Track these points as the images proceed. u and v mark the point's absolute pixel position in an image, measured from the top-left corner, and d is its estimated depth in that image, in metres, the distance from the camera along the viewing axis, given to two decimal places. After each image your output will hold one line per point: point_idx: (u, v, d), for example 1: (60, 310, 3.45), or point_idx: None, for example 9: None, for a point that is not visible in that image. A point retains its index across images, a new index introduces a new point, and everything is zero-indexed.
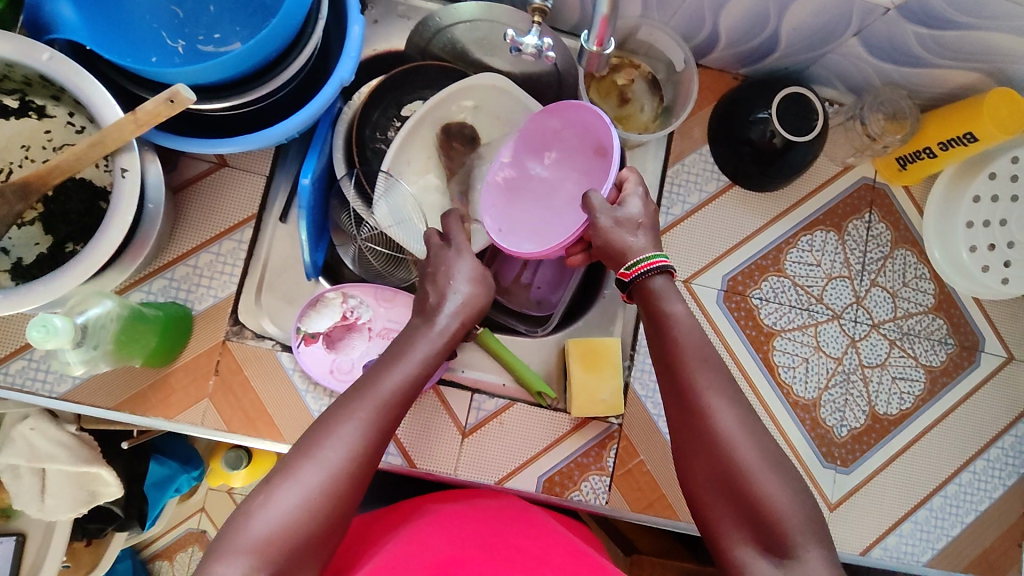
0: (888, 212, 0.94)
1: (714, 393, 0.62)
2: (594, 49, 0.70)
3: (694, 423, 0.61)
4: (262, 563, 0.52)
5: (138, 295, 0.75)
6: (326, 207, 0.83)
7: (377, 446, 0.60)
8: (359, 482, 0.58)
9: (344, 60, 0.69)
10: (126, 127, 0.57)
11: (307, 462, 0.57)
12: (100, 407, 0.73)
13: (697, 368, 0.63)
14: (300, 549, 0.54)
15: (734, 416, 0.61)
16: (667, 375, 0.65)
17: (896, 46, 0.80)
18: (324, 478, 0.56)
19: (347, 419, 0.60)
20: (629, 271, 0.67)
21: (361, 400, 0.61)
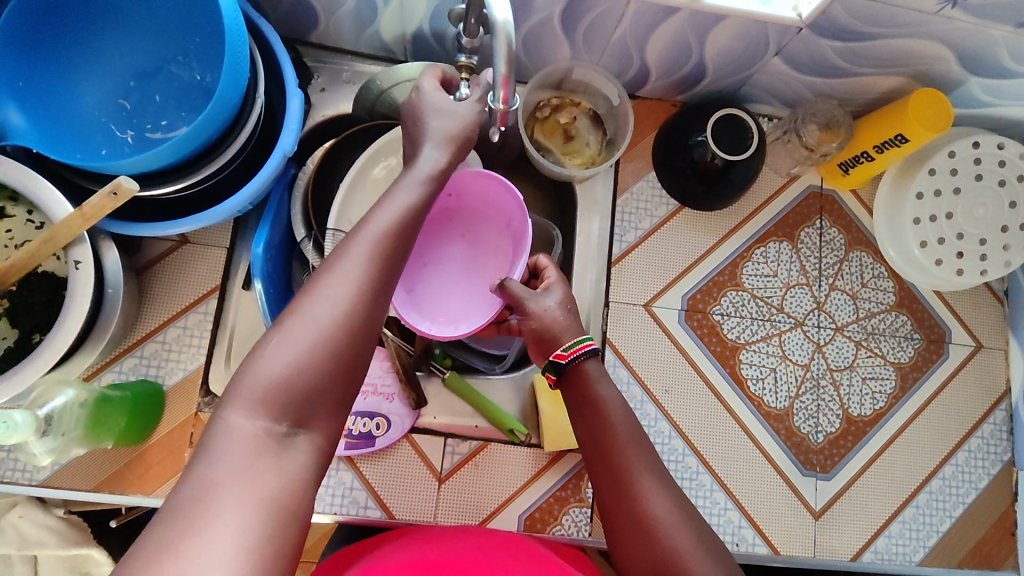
0: (838, 217, 0.97)
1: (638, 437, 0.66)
2: (500, 108, 0.61)
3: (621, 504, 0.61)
4: (279, 416, 0.49)
5: (109, 376, 0.77)
6: (288, 270, 0.86)
7: (384, 289, 0.57)
8: (371, 314, 0.55)
9: (285, 132, 0.73)
10: (75, 223, 0.60)
11: (311, 295, 0.54)
12: (81, 489, 0.75)
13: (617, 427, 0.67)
14: (313, 384, 0.51)
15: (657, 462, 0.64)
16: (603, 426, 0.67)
17: (818, 61, 0.83)
18: (332, 318, 0.53)
19: (351, 254, 0.56)
20: (566, 352, 0.70)
21: (359, 235, 0.57)
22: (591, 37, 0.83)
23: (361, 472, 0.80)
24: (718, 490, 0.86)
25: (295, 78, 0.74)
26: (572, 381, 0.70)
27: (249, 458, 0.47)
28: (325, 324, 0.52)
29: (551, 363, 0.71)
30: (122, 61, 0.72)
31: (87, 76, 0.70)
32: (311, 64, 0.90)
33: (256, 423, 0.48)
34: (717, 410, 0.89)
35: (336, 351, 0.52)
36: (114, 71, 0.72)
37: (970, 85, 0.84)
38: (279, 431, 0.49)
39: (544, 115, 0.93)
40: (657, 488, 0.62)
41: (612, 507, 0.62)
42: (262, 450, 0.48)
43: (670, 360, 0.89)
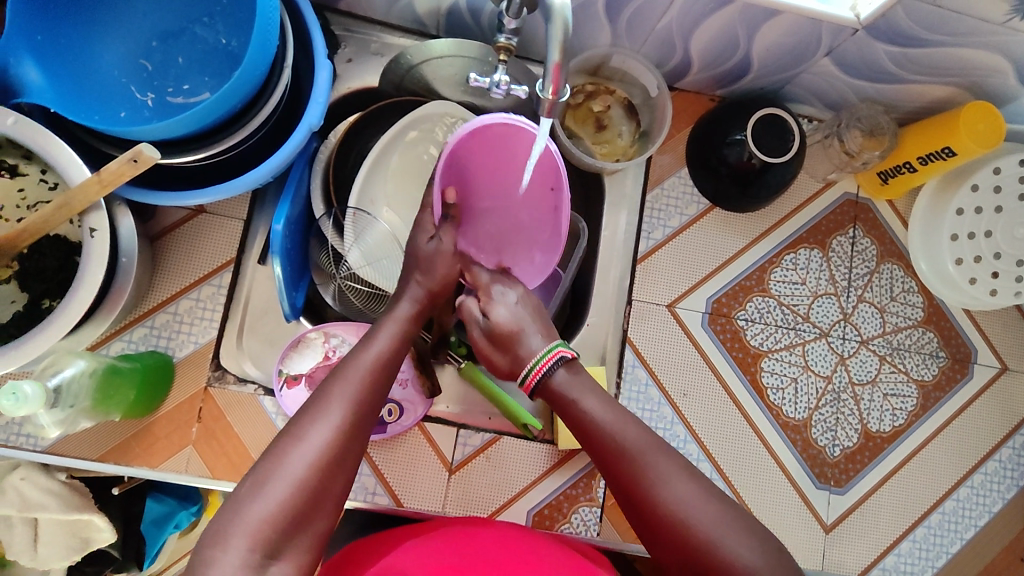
0: (872, 226, 0.94)
1: (651, 451, 0.62)
2: (549, 97, 0.58)
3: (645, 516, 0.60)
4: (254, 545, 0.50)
5: (118, 345, 0.75)
6: (305, 248, 0.83)
7: (345, 451, 0.57)
8: (348, 447, 0.57)
9: (312, 106, 0.70)
10: (92, 188, 0.58)
11: (293, 438, 0.56)
12: (84, 458, 0.74)
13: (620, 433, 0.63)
14: (298, 515, 0.53)
15: (679, 469, 0.61)
16: (605, 448, 0.63)
17: (869, 64, 0.79)
18: (319, 491, 0.54)
19: (331, 401, 0.58)
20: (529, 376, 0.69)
21: (333, 392, 0.59)
22: (634, 24, 0.79)
23: (371, 458, 0.79)
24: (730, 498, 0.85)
25: (324, 49, 0.70)
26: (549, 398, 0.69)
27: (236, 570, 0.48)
28: (305, 467, 0.54)
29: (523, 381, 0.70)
30: (145, 21, 0.69)
31: (108, 33, 0.67)
32: (338, 33, 0.86)
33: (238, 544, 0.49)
34: (734, 418, 0.87)
35: (317, 487, 0.54)
36: (136, 30, 0.68)
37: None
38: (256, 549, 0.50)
39: (577, 101, 0.89)
40: (673, 480, 0.60)
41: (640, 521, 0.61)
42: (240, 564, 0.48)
43: (690, 363, 0.87)
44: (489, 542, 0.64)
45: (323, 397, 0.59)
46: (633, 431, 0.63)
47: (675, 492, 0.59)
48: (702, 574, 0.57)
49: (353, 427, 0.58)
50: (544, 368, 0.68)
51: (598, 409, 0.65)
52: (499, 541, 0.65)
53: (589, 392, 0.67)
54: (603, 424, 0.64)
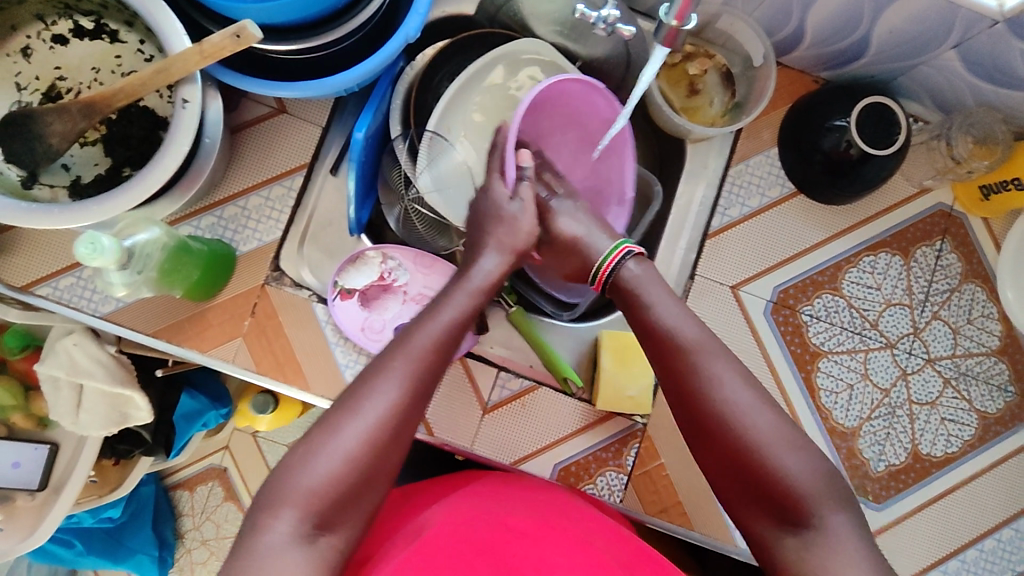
0: (962, 243, 0.88)
1: (711, 355, 0.62)
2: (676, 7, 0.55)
3: (696, 414, 0.61)
4: None
5: (186, 229, 0.76)
6: (377, 164, 0.81)
7: (418, 393, 0.58)
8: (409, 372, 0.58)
9: (411, 17, 0.68)
10: (191, 58, 0.58)
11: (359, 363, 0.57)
12: (140, 331, 0.75)
13: (685, 332, 0.63)
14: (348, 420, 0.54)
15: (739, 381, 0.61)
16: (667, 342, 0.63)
17: (998, 64, 0.73)
18: (377, 410, 0.56)
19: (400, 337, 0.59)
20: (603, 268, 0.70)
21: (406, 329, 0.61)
22: None
23: None
24: None
25: None
26: (618, 292, 0.69)
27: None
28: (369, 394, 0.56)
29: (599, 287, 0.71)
30: None
31: None
32: None
33: None
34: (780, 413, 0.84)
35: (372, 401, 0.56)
36: None
37: None
38: None
39: (673, 61, 0.86)
40: (729, 381, 0.60)
41: (687, 418, 0.62)
42: None
43: (744, 349, 0.84)
44: (517, 501, 0.65)
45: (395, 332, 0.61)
46: (696, 330, 0.63)
47: (733, 393, 0.60)
48: (749, 475, 0.58)
49: (410, 351, 0.59)
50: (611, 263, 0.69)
51: (663, 303, 0.65)
52: (531, 501, 0.66)
53: (656, 284, 0.67)
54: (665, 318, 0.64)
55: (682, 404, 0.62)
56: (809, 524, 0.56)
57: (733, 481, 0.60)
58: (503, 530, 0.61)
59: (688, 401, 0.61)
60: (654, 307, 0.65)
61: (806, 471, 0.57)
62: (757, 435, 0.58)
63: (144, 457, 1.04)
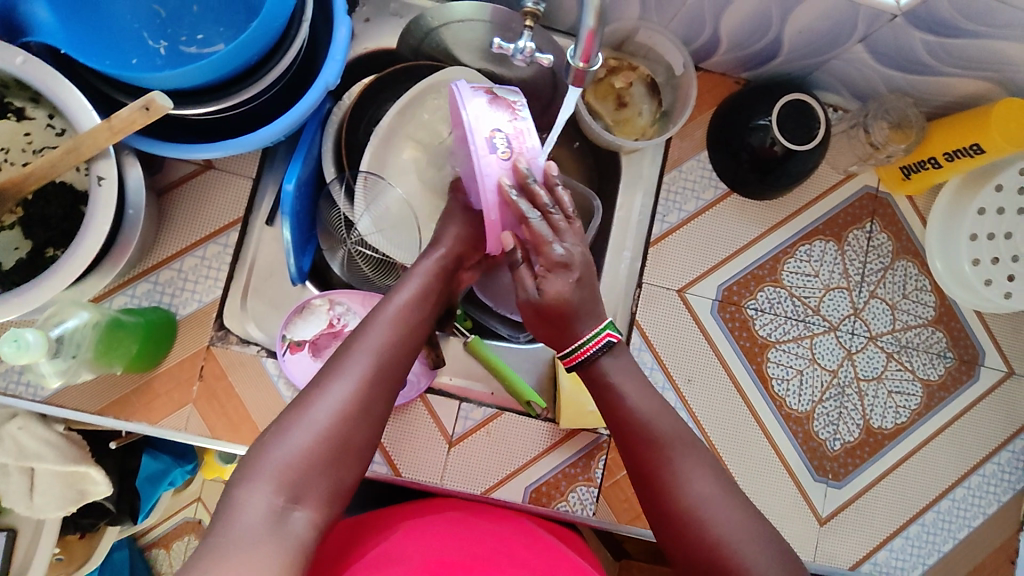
0: (890, 222, 0.92)
1: (686, 461, 0.63)
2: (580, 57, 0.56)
3: (666, 508, 0.62)
4: (282, 487, 0.52)
5: (121, 299, 0.74)
6: (313, 209, 0.79)
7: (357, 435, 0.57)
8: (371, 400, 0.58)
9: (329, 63, 0.67)
10: (100, 135, 0.55)
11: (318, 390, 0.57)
12: (85, 409, 0.73)
13: (665, 441, 0.64)
14: (318, 468, 0.54)
15: (709, 484, 0.62)
16: (640, 437, 0.65)
17: (903, 53, 0.76)
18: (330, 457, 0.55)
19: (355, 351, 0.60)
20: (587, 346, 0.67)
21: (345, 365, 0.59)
22: None
23: None
24: None
25: (344, 3, 0.68)
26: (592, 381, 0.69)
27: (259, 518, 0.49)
28: (331, 409, 0.56)
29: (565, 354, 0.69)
30: None
31: None
32: None
33: (263, 493, 0.51)
34: (737, 408, 0.86)
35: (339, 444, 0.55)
36: None
37: None
38: (282, 496, 0.51)
39: (599, 76, 0.87)
40: (702, 479, 0.62)
41: (658, 513, 0.63)
42: (267, 516, 0.50)
43: (697, 350, 0.87)
44: (484, 532, 0.66)
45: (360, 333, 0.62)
46: (668, 425, 0.66)
47: (699, 487, 0.62)
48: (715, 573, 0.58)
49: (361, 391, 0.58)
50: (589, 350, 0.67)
51: (638, 403, 0.67)
52: (496, 535, 0.67)
53: (629, 378, 0.68)
54: (639, 418, 0.66)
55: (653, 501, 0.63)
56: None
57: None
58: (462, 554, 0.62)
59: (658, 491, 0.63)
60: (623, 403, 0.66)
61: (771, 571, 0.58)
62: (722, 527, 0.59)
63: (110, 527, 1.01)
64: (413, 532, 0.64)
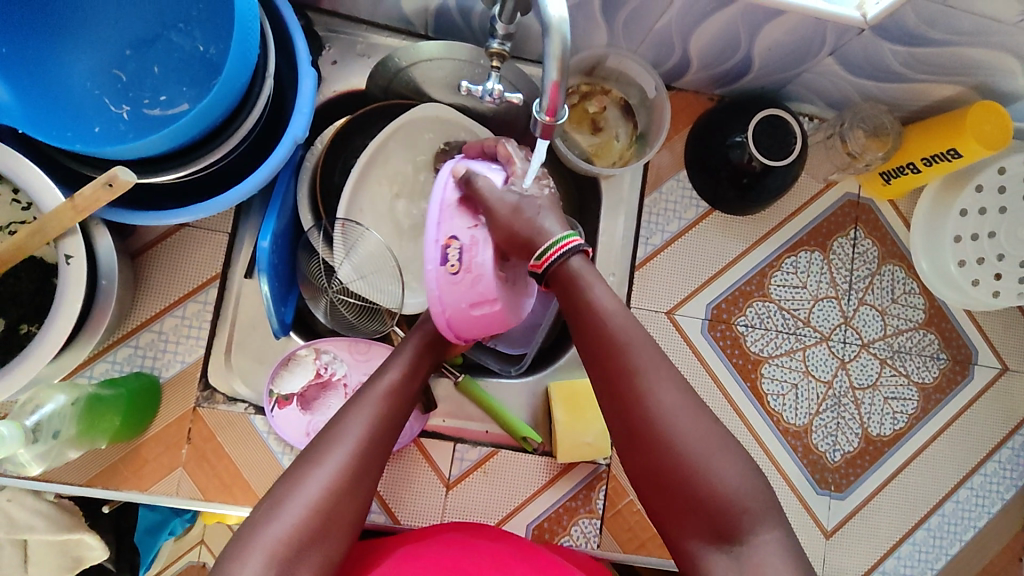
0: (874, 228, 0.92)
1: (651, 374, 0.61)
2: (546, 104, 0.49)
3: (631, 419, 0.60)
4: (275, 562, 0.51)
5: (103, 366, 0.73)
6: (293, 259, 0.78)
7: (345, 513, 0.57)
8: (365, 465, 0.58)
9: (296, 116, 0.66)
10: (66, 215, 0.55)
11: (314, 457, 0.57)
12: (74, 482, 0.71)
13: (629, 351, 0.62)
14: (307, 539, 0.53)
15: (674, 397, 0.60)
16: (605, 344, 0.63)
17: (874, 63, 0.76)
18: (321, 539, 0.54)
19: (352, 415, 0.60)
20: (540, 261, 0.65)
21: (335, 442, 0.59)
22: (631, 25, 0.76)
23: None
24: None
25: (308, 56, 0.67)
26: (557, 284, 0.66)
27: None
28: (329, 473, 0.56)
29: (532, 273, 0.67)
30: (117, 30, 0.66)
31: (82, 45, 0.64)
32: (322, 33, 0.81)
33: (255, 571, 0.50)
34: (735, 427, 0.86)
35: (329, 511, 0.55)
36: (110, 40, 0.66)
37: None
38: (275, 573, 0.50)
39: (572, 102, 0.86)
40: (663, 387, 0.60)
41: (621, 418, 0.61)
42: None
43: (690, 372, 0.86)
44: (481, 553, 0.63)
45: (353, 404, 0.62)
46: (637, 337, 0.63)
47: (665, 399, 0.60)
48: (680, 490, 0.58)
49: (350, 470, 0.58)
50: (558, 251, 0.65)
51: (605, 306, 0.64)
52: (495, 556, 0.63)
53: (599, 283, 0.65)
54: (605, 318, 0.63)
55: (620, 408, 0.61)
56: (736, 547, 0.55)
57: (667, 492, 0.58)
58: None
59: (624, 401, 0.61)
60: (592, 305, 0.64)
61: (733, 481, 0.57)
62: (688, 445, 0.58)
63: None
64: (408, 560, 0.62)
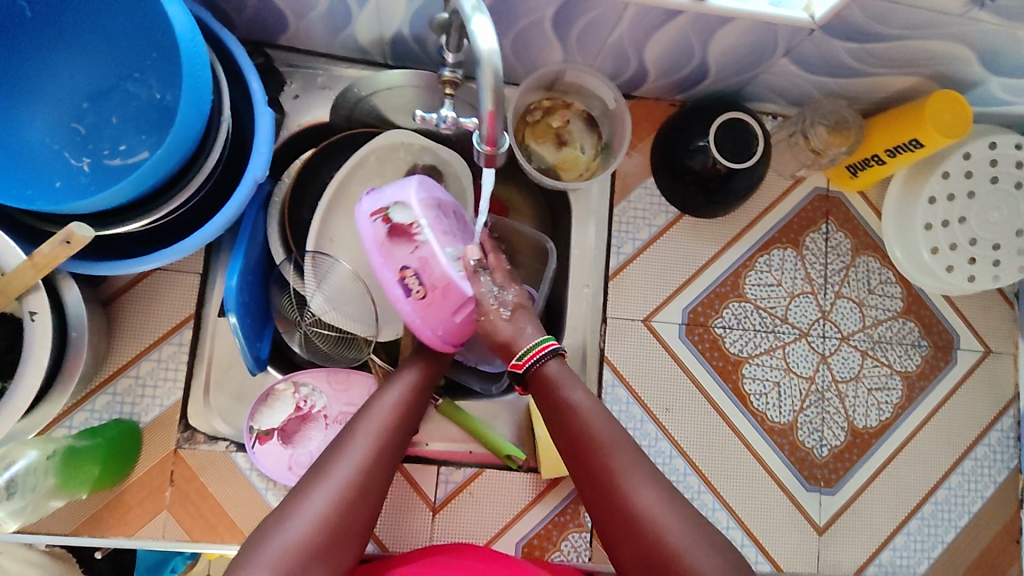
0: (845, 220, 0.92)
1: (630, 472, 0.63)
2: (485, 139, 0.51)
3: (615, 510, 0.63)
4: None
5: (81, 416, 0.73)
6: (265, 295, 0.78)
7: (337, 542, 0.57)
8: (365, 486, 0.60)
9: (255, 156, 0.66)
10: (27, 272, 0.55)
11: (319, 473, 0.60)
12: (59, 533, 0.71)
13: (608, 447, 0.65)
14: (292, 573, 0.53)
15: (654, 489, 0.62)
16: (582, 439, 0.66)
17: (829, 61, 0.76)
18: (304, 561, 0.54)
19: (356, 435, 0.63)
20: (522, 361, 0.70)
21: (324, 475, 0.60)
22: (584, 40, 0.76)
23: None
24: (720, 509, 0.85)
25: (264, 95, 0.67)
26: (538, 385, 0.70)
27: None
28: (317, 507, 0.57)
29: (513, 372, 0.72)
30: (73, 82, 0.65)
31: (39, 100, 0.65)
32: (282, 68, 0.82)
33: None
34: (719, 429, 0.86)
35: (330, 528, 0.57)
36: (66, 95, 0.66)
37: (990, 85, 0.77)
38: None
39: (534, 119, 0.87)
40: (646, 485, 0.63)
41: (609, 517, 0.63)
42: None
43: (671, 378, 0.86)
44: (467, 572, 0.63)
45: (343, 441, 0.63)
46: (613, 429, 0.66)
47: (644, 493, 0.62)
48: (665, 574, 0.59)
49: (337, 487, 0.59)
50: (538, 355, 0.70)
51: (580, 402, 0.68)
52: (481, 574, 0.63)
53: (576, 384, 0.69)
54: (581, 414, 0.67)
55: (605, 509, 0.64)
56: None
57: None
58: None
59: (610, 498, 0.63)
60: (570, 405, 0.67)
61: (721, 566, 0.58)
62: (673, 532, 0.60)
63: None
64: None
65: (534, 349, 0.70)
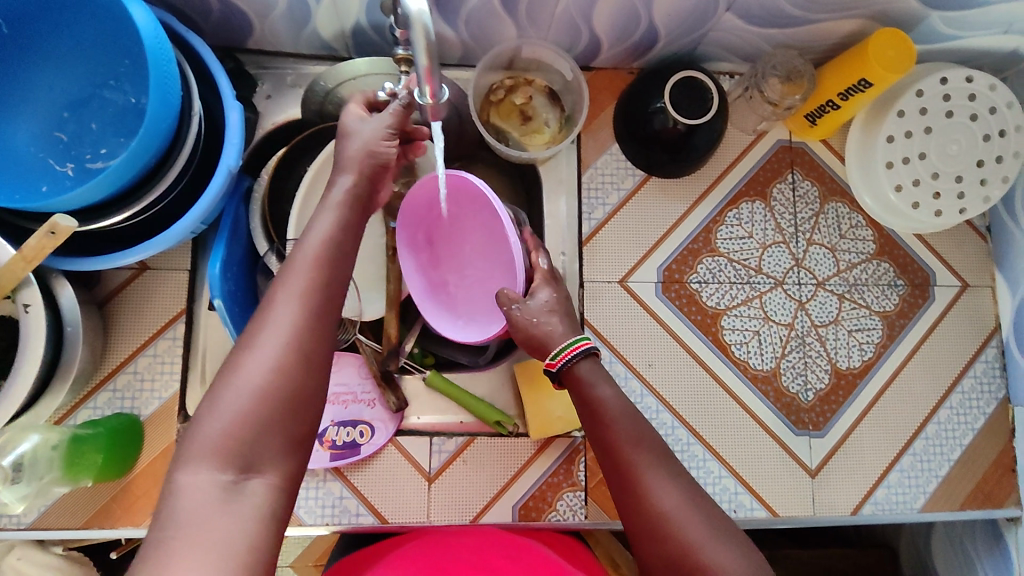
0: (810, 168, 0.94)
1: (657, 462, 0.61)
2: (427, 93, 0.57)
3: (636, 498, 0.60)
4: None
5: (85, 413, 0.76)
6: (252, 284, 0.83)
7: (318, 334, 0.56)
8: (306, 373, 0.54)
9: (228, 148, 0.70)
10: (16, 266, 0.58)
11: (246, 350, 0.54)
12: (71, 527, 0.74)
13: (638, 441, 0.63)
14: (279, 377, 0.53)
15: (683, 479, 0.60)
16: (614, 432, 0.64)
17: (771, 11, 0.79)
18: (283, 354, 0.54)
19: (282, 298, 0.56)
20: (555, 360, 0.69)
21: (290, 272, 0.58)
22: (534, 13, 0.79)
23: (350, 482, 0.80)
24: (711, 459, 0.86)
25: (232, 90, 0.71)
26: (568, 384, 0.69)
27: (204, 505, 0.48)
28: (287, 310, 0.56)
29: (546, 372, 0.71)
30: (54, 92, 0.70)
31: (21, 113, 0.69)
32: (253, 70, 0.86)
33: None
34: (704, 380, 0.88)
35: (263, 421, 0.52)
36: (47, 102, 0.70)
37: (932, 20, 0.80)
38: None
39: (498, 98, 0.90)
40: (664, 474, 0.60)
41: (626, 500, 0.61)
42: None
43: (652, 334, 0.88)
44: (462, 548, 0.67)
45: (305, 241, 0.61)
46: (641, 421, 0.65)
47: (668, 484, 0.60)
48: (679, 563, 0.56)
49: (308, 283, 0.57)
50: (572, 354, 0.69)
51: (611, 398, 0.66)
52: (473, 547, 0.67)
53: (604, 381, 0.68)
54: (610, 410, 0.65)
55: (627, 515, 0.60)
56: None
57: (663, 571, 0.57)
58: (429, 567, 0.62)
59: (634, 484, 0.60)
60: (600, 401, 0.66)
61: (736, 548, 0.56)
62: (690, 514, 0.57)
63: None
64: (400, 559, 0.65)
65: (567, 348, 0.69)
